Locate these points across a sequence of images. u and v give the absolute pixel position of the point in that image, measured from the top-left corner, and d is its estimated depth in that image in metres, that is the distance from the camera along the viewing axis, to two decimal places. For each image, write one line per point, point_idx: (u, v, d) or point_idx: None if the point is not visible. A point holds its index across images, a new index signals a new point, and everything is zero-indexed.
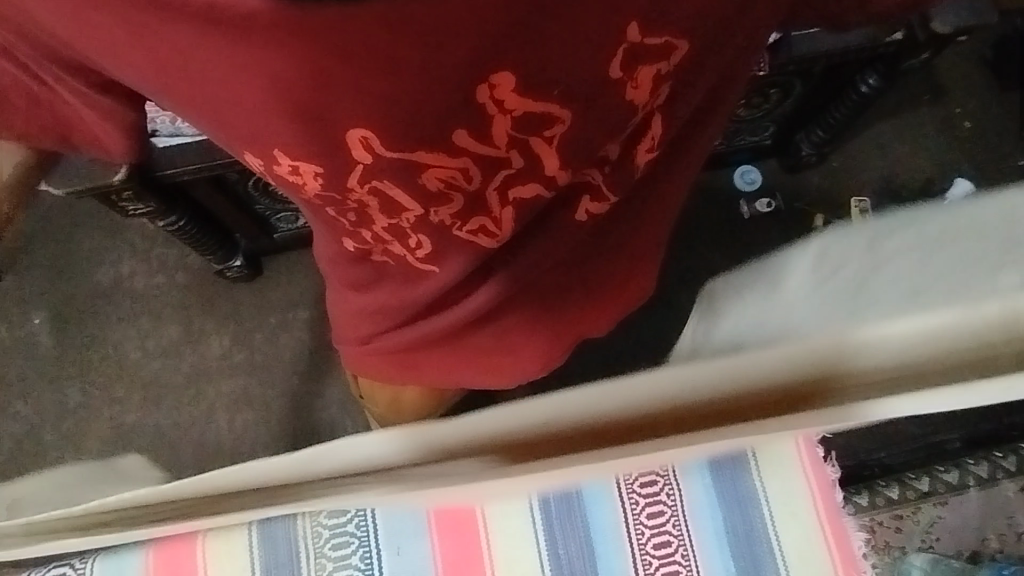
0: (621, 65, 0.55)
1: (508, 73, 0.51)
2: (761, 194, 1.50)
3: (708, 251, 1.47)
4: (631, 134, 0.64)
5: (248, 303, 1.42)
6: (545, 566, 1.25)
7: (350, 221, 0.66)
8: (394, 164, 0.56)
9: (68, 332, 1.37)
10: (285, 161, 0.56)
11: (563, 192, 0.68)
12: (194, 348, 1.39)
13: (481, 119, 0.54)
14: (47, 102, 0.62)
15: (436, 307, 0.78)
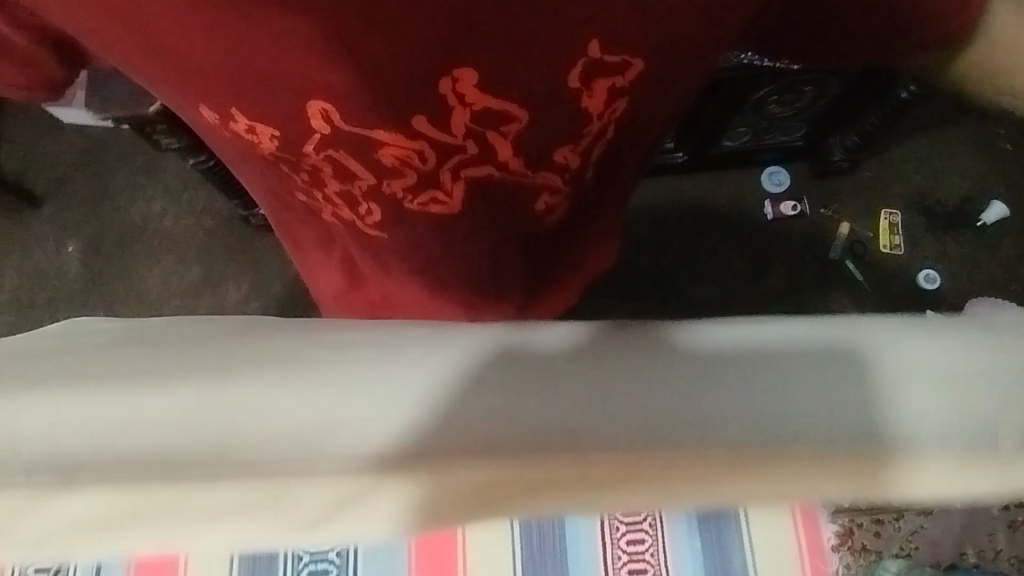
0: (577, 81, 0.49)
1: (473, 69, 0.45)
2: (787, 196, 1.37)
3: (728, 247, 1.36)
4: (593, 138, 0.59)
5: (268, 253, 1.35)
6: None
7: (302, 180, 0.61)
8: (347, 136, 0.51)
9: (98, 261, 1.36)
10: (241, 117, 0.51)
11: (514, 186, 0.62)
12: (213, 292, 1.34)
13: (443, 109, 0.48)
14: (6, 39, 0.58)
15: (396, 258, 0.75)
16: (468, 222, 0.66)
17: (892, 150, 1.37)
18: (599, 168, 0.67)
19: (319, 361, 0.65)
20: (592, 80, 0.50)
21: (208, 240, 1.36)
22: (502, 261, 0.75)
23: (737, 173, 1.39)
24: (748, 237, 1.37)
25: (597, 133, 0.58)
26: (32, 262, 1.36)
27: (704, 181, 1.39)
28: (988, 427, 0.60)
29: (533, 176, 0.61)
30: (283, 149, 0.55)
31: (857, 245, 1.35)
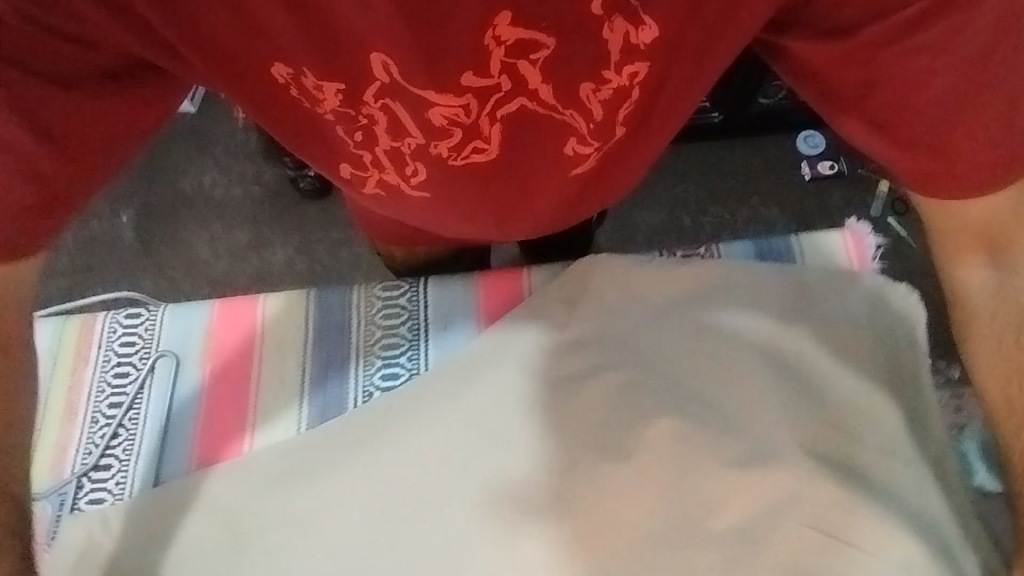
0: (597, 14, 0.47)
1: (506, 10, 0.46)
2: (825, 156, 1.36)
3: (766, 207, 1.35)
4: (619, 97, 0.53)
5: (314, 218, 1.40)
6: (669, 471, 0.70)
7: (350, 145, 0.59)
8: (400, 84, 0.51)
9: (149, 227, 1.41)
10: (310, 77, 0.52)
11: (551, 147, 0.58)
12: (260, 255, 1.38)
13: (480, 54, 0.49)
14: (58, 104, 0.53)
15: (428, 212, 0.68)
16: (510, 188, 0.62)
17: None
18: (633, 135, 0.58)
19: (419, 487, 0.71)
20: (611, 9, 0.46)
21: (256, 208, 1.41)
22: (539, 226, 0.70)
23: (774, 137, 1.39)
24: (786, 198, 1.36)
25: (623, 92, 0.53)
26: (88, 230, 1.41)
27: (741, 145, 1.38)
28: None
29: (566, 137, 0.57)
30: (341, 108, 0.55)
31: (897, 202, 1.33)
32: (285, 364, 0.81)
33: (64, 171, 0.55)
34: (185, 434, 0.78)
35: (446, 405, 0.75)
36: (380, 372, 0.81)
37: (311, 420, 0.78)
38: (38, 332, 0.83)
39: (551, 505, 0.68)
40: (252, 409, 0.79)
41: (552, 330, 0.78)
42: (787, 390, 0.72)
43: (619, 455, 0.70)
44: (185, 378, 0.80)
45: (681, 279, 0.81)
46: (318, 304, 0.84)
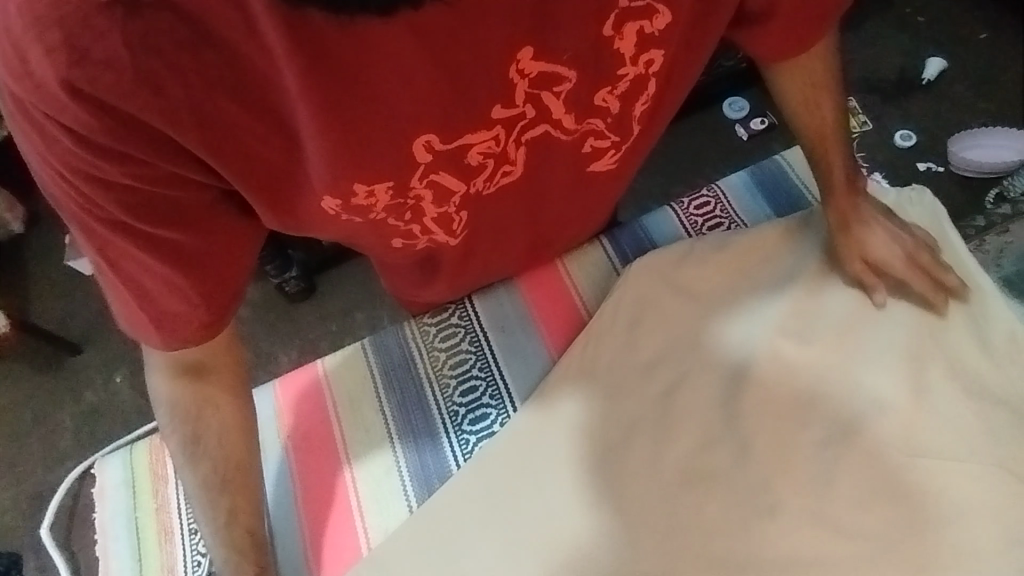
0: (610, 33, 0.52)
1: (528, 45, 0.49)
2: (753, 115, 1.44)
3: (720, 171, 1.42)
4: (632, 89, 0.58)
5: (307, 318, 1.38)
6: (780, 414, 0.69)
7: (401, 224, 0.61)
8: (443, 152, 0.54)
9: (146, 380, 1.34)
10: (360, 187, 0.54)
11: (576, 154, 0.62)
12: (266, 369, 1.34)
13: (506, 89, 0.52)
14: (164, 205, 0.48)
15: (470, 246, 0.69)
16: (538, 202, 0.66)
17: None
18: (645, 126, 0.63)
19: (539, 526, 0.66)
20: (622, 24, 0.52)
21: (247, 326, 1.39)
22: (568, 229, 0.73)
23: (703, 113, 1.47)
24: (736, 160, 1.42)
25: (638, 82, 0.58)
26: (85, 403, 1.31)
27: (677, 130, 1.46)
28: (1014, 510, 0.63)
29: (588, 131, 0.60)
30: (388, 202, 0.57)
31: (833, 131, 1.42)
32: (366, 416, 0.74)
33: (206, 280, 0.52)
34: (296, 538, 0.69)
35: (540, 452, 0.69)
36: (467, 419, 0.73)
37: (420, 493, 0.70)
38: (103, 474, 0.73)
39: (677, 508, 0.66)
40: (354, 496, 0.70)
41: (617, 357, 0.73)
42: (860, 317, 0.72)
43: (735, 441, 0.68)
44: (271, 463, 0.72)
45: (736, 236, 0.76)
46: (379, 357, 0.77)
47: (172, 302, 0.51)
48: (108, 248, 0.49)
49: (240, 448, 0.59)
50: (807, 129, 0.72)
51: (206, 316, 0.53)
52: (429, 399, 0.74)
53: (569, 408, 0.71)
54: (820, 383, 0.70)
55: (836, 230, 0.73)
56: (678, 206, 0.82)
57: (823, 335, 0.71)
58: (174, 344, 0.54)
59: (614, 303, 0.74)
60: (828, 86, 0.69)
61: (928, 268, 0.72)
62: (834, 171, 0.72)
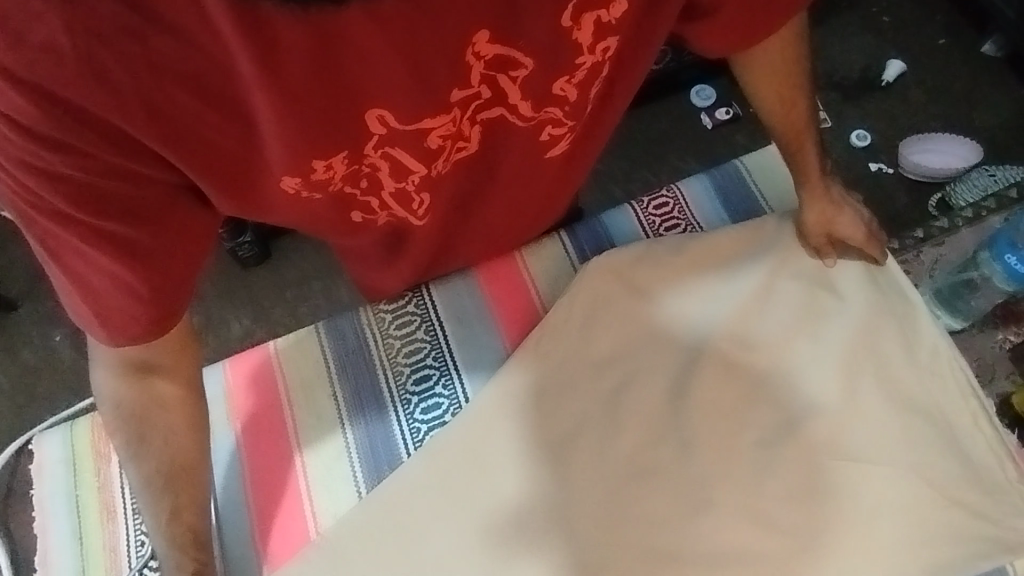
0: (568, 22, 0.49)
1: (484, 29, 0.46)
2: (719, 105, 1.45)
3: (685, 158, 1.43)
4: (590, 75, 0.55)
5: (261, 284, 1.35)
6: (719, 414, 0.72)
7: (358, 196, 0.56)
8: (398, 130, 0.51)
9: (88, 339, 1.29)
10: (319, 162, 0.50)
11: (535, 143, 0.59)
12: (216, 335, 1.31)
13: (462, 73, 0.49)
14: (112, 197, 0.46)
15: (434, 228, 0.66)
16: (499, 190, 0.64)
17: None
18: (603, 111, 0.61)
19: (484, 515, 0.69)
20: (579, 14, 0.49)
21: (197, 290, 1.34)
22: (530, 217, 0.71)
23: (671, 99, 1.47)
24: (699, 148, 1.43)
25: (595, 69, 0.55)
26: (22, 361, 1.26)
27: (642, 115, 1.46)
28: (922, 513, 0.68)
29: (547, 116, 0.57)
30: (347, 172, 0.53)
31: None
32: (318, 401, 0.74)
33: (158, 272, 0.50)
34: (243, 521, 0.69)
35: (489, 441, 0.71)
36: (419, 408, 0.74)
37: (369, 480, 0.71)
38: (41, 450, 0.71)
39: (616, 502, 0.69)
40: (304, 480, 0.71)
41: (568, 353, 0.74)
42: (801, 324, 0.75)
43: (676, 440, 0.71)
44: (219, 445, 0.72)
45: (691, 241, 0.78)
46: (333, 342, 0.77)
47: (119, 297, 0.50)
48: (52, 239, 0.47)
49: (182, 443, 0.57)
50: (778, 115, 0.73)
51: (156, 314, 0.51)
52: (382, 385, 0.75)
53: (519, 399, 0.72)
54: (759, 387, 0.73)
55: (805, 202, 0.76)
56: (637, 204, 0.83)
57: (767, 340, 0.75)
58: (124, 336, 0.52)
59: (568, 301, 0.75)
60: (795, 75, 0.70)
61: (876, 237, 0.78)
62: (806, 157, 0.74)
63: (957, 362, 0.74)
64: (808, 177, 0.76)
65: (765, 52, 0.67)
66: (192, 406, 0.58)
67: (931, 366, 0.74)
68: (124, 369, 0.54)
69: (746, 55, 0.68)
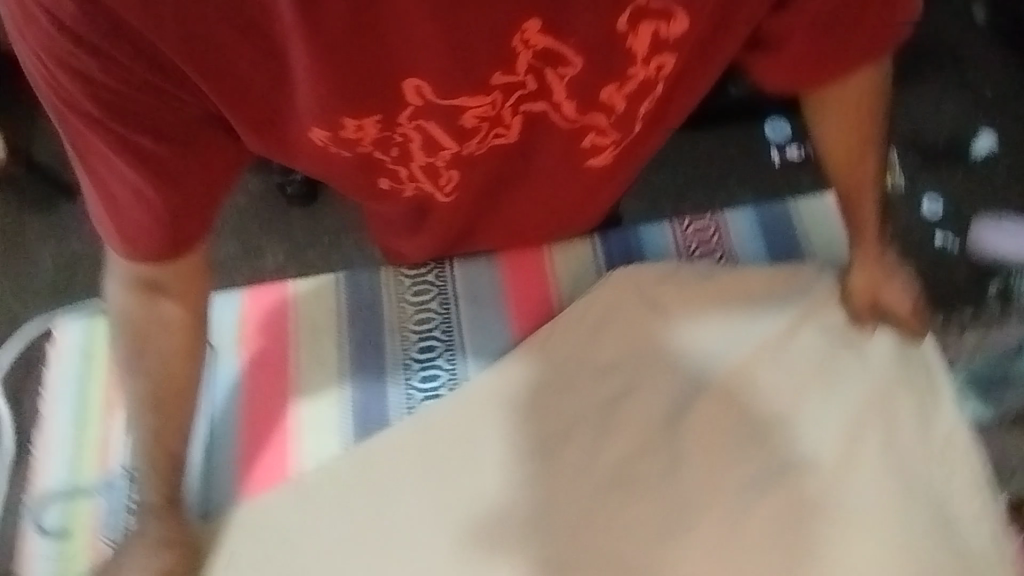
0: (622, 27, 0.48)
1: (536, 18, 0.45)
2: (792, 142, 1.40)
3: (745, 189, 1.39)
4: (640, 90, 0.54)
5: (303, 224, 1.38)
6: (712, 448, 0.70)
7: (388, 162, 0.56)
8: (435, 104, 0.50)
9: None
10: (349, 120, 0.50)
11: (572, 143, 0.58)
12: (251, 263, 1.35)
13: (508, 59, 0.48)
14: (142, 111, 0.47)
15: (462, 207, 0.66)
16: (532, 182, 0.64)
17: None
18: (650, 128, 0.59)
19: (456, 493, 0.69)
20: (636, 21, 0.48)
21: (243, 217, 1.38)
22: (559, 215, 0.71)
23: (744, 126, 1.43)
24: (762, 181, 1.39)
25: (646, 84, 0.53)
26: None
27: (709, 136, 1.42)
28: None
29: (592, 120, 0.56)
30: (377, 136, 0.53)
31: None
32: (323, 347, 0.75)
33: (178, 193, 0.51)
34: (231, 443, 0.71)
35: (476, 421, 0.71)
36: (417, 375, 0.74)
37: (356, 434, 0.72)
38: (62, 334, 0.75)
39: (589, 512, 0.68)
40: (293, 422, 0.72)
41: (572, 354, 0.74)
42: (816, 378, 0.73)
43: (661, 465, 0.70)
44: (224, 369, 0.74)
45: (721, 272, 0.76)
46: (348, 293, 0.78)
47: (135, 213, 0.50)
48: (84, 144, 0.48)
49: (173, 360, 0.59)
50: (845, 176, 0.65)
51: (169, 238, 0.52)
52: (387, 346, 0.76)
53: (517, 386, 0.73)
54: (758, 431, 0.71)
55: (855, 267, 0.72)
56: (677, 224, 0.81)
57: (776, 385, 0.73)
58: (135, 250, 0.52)
59: (586, 303, 0.75)
60: (870, 133, 0.62)
61: (922, 313, 0.74)
62: (866, 222, 0.68)
63: (970, 451, 0.70)
64: (864, 242, 0.70)
65: (839, 104, 0.59)
66: (191, 333, 0.59)
67: (941, 449, 0.71)
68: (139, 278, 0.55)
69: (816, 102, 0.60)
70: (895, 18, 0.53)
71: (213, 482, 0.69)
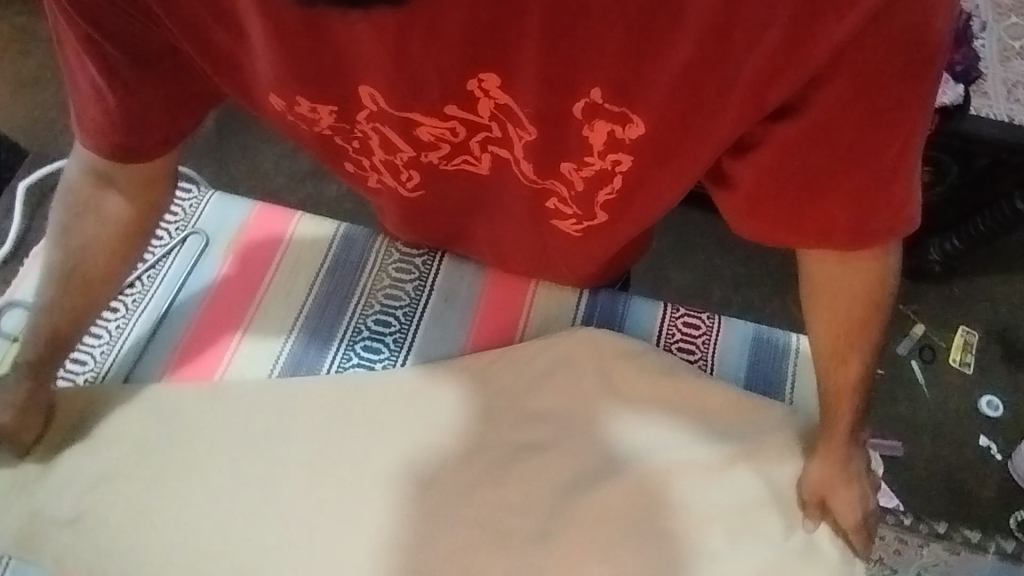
0: (578, 115, 0.52)
1: (495, 74, 0.50)
2: None
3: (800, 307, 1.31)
4: (598, 179, 0.57)
5: None
6: (599, 537, 0.68)
7: (350, 149, 0.61)
8: (388, 111, 0.55)
9: (230, 125, 1.45)
10: (304, 100, 0.55)
11: (533, 197, 0.62)
12: (316, 184, 1.41)
13: (467, 100, 0.52)
14: (109, 26, 0.54)
15: (432, 210, 0.69)
16: (503, 217, 0.67)
17: (980, 274, 1.34)
18: (611, 218, 0.61)
19: (344, 464, 0.71)
20: (593, 115, 0.51)
21: None
22: (527, 257, 0.73)
23: None
24: None
25: (603, 175, 0.56)
26: None
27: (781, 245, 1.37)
28: None
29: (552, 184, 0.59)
30: (339, 123, 0.57)
31: (926, 348, 1.29)
32: (295, 282, 0.79)
33: (132, 106, 0.57)
34: (178, 328, 0.76)
35: (394, 411, 0.73)
36: (362, 343, 0.76)
37: (285, 368, 0.75)
38: None
39: (454, 540, 0.68)
40: (238, 334, 0.76)
41: (507, 389, 0.73)
42: (731, 521, 0.68)
43: (539, 529, 0.68)
44: (207, 262, 0.79)
45: (686, 377, 0.72)
46: (341, 243, 0.81)
47: (93, 109, 0.57)
48: (66, 41, 0.56)
49: (93, 244, 0.66)
50: (830, 345, 0.63)
51: (118, 142, 0.59)
52: (349, 305, 0.78)
53: (449, 393, 0.73)
54: (646, 543, 0.67)
55: (818, 452, 0.67)
56: (670, 309, 0.78)
57: (687, 510, 0.68)
58: (88, 138, 0.59)
59: (543, 345, 0.74)
60: (870, 308, 0.59)
61: (869, 527, 0.68)
62: (842, 401, 0.64)
63: None
64: (834, 424, 0.66)
65: (845, 269, 0.58)
66: (125, 230, 0.66)
67: None
68: (92, 167, 0.63)
69: (823, 261, 0.58)
70: (884, 197, 0.49)
71: (149, 354, 0.75)
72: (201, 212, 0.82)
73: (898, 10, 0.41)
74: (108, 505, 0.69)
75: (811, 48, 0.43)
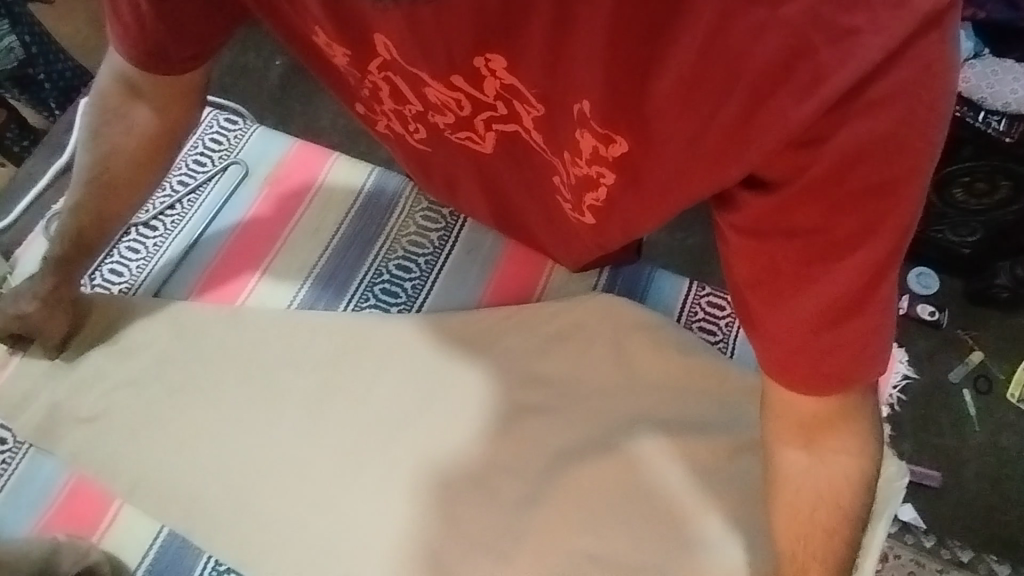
0: (574, 115, 0.50)
1: (501, 54, 0.48)
2: (929, 300, 1.24)
3: None
4: (585, 182, 0.55)
5: None
6: (593, 508, 0.66)
7: (362, 92, 0.62)
8: (399, 63, 0.54)
9: (295, 79, 1.48)
10: (322, 33, 0.56)
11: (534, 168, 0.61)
12: (370, 144, 1.43)
13: (473, 73, 0.51)
14: None
15: (439, 168, 0.70)
16: (508, 188, 0.67)
17: None
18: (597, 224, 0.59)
19: (351, 397, 0.71)
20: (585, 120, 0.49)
21: None
22: (529, 232, 0.73)
23: None
24: None
25: (590, 180, 0.54)
26: (245, 62, 1.49)
27: None
28: None
29: (550, 162, 0.58)
30: (353, 69, 0.58)
31: (981, 379, 1.20)
32: (324, 220, 0.80)
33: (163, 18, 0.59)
34: (210, 251, 0.78)
35: (404, 356, 0.73)
36: (381, 286, 0.77)
37: (303, 303, 0.76)
38: None
39: (448, 486, 0.68)
40: (263, 264, 0.78)
41: (517, 348, 0.72)
42: (732, 509, 0.65)
43: (530, 491, 0.67)
44: (244, 191, 0.82)
45: (702, 359, 0.69)
46: (373, 188, 0.81)
47: (128, 14, 0.59)
48: None
49: (120, 155, 0.69)
50: (788, 549, 0.54)
51: (149, 54, 0.62)
52: (373, 247, 0.78)
53: (458, 344, 0.73)
54: (643, 518, 0.65)
55: None
56: (696, 288, 0.75)
57: (686, 492, 0.66)
58: (122, 44, 0.62)
59: (558, 309, 0.73)
60: (834, 508, 0.52)
61: None
62: None
63: None
64: None
65: (809, 465, 0.51)
66: (149, 142, 0.69)
67: None
68: (124, 76, 0.66)
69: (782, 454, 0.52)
70: (854, 317, 0.44)
71: (183, 271, 0.78)
72: (245, 142, 0.84)
73: (864, 104, 0.38)
74: (126, 405, 0.72)
75: (791, 108, 0.39)
